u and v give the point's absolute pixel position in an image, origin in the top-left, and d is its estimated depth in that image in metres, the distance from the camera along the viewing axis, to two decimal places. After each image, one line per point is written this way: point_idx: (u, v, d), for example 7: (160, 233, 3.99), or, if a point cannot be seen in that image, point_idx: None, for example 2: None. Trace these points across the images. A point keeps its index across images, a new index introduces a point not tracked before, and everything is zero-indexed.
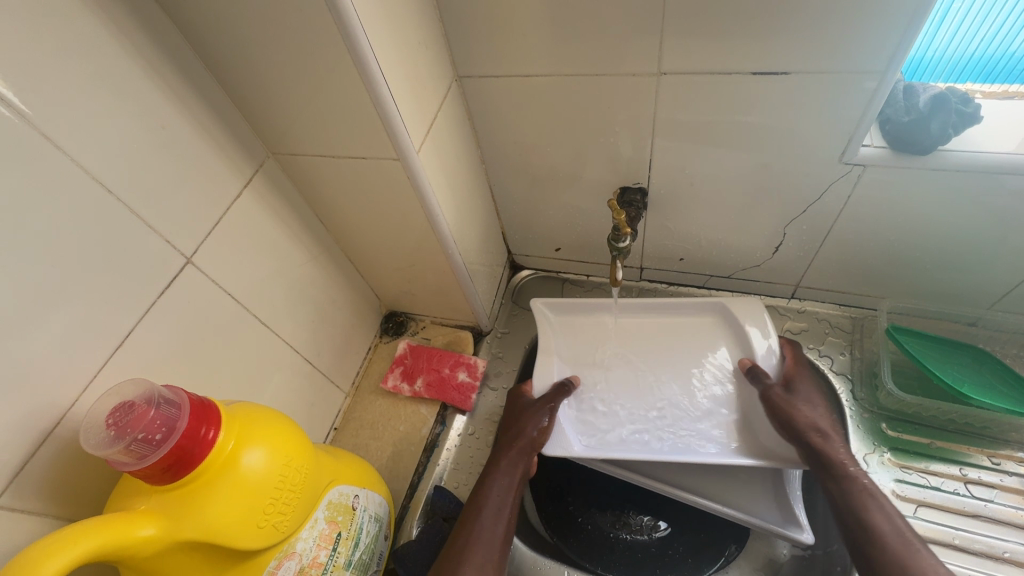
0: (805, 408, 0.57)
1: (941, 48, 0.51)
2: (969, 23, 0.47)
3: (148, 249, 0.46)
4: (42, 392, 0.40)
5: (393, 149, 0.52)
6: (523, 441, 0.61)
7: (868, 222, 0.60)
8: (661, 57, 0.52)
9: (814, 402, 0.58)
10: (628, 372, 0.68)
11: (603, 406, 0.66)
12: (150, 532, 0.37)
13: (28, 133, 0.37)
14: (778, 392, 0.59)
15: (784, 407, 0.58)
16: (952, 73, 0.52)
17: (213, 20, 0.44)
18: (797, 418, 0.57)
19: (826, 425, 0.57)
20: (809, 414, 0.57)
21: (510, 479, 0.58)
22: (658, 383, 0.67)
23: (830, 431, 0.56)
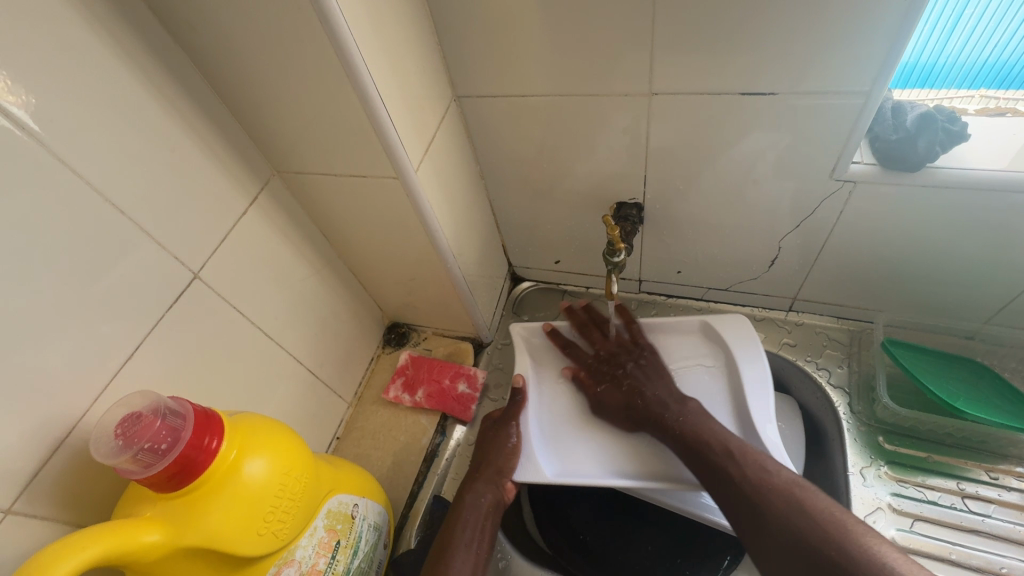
0: (634, 378, 0.65)
1: (953, 55, 0.50)
2: (982, 28, 0.47)
3: (158, 264, 0.49)
4: (56, 403, 0.42)
5: (392, 168, 0.54)
6: (487, 471, 0.62)
7: (861, 237, 0.61)
8: (651, 77, 0.54)
9: (648, 373, 0.65)
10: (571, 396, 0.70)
11: (560, 421, 0.68)
12: (155, 538, 0.39)
13: (46, 157, 0.39)
14: (602, 381, 0.67)
15: (613, 394, 0.65)
16: (965, 80, 0.52)
17: (221, 48, 0.47)
18: (625, 399, 0.64)
19: (664, 395, 0.62)
20: (636, 398, 0.63)
21: (477, 512, 0.58)
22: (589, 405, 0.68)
23: (659, 390, 0.62)
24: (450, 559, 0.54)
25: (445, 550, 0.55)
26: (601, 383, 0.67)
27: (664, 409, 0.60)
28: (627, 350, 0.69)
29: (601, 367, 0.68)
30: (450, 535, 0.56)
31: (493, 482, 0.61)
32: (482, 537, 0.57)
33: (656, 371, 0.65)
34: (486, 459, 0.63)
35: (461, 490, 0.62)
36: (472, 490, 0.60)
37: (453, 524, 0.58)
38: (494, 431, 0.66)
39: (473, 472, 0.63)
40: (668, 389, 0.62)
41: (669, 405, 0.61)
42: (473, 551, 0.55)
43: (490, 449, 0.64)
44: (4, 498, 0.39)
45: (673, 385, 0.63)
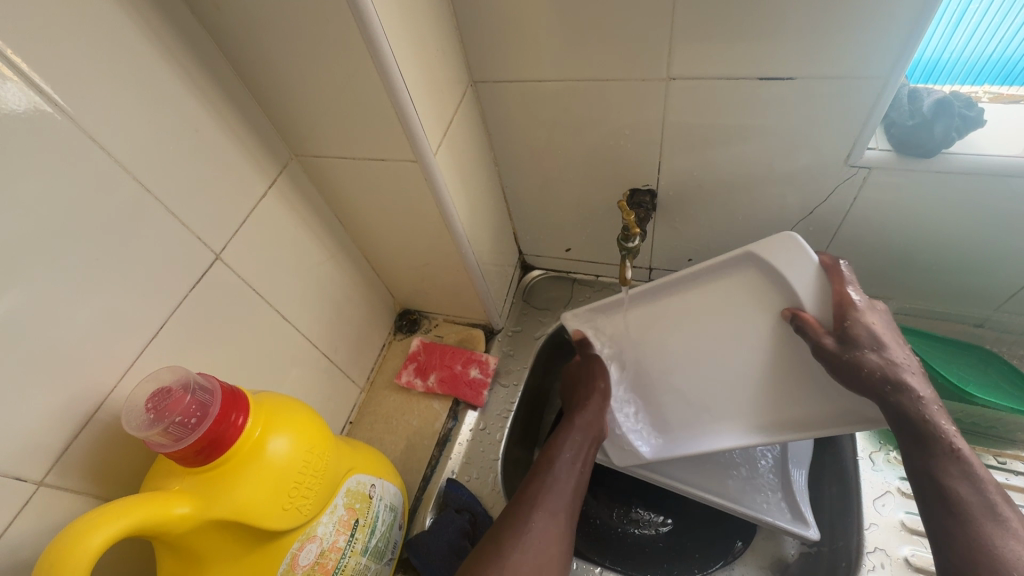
0: (871, 352, 0.44)
1: (958, 50, 0.51)
2: (987, 24, 0.48)
3: (181, 245, 0.49)
4: (83, 379, 0.43)
5: (411, 151, 0.54)
6: (579, 430, 0.61)
7: (873, 225, 0.61)
8: (670, 62, 0.54)
9: (880, 338, 0.44)
10: (654, 357, 0.62)
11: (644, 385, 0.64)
12: (185, 511, 0.40)
13: (75, 136, 0.40)
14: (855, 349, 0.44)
15: (848, 363, 0.44)
16: (970, 75, 0.53)
17: (244, 29, 0.47)
18: (855, 369, 0.44)
19: (899, 366, 0.43)
20: (870, 361, 0.44)
21: (566, 472, 0.57)
22: (681, 363, 0.60)
23: (905, 365, 0.43)
24: (534, 513, 0.52)
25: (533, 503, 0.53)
26: (848, 346, 0.45)
27: (901, 385, 0.43)
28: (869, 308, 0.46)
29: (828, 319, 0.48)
30: (536, 494, 0.55)
31: (583, 443, 0.61)
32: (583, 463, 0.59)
33: (894, 333, 0.45)
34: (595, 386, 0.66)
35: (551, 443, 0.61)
36: (561, 446, 0.60)
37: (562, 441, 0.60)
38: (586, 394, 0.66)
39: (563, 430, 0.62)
40: (914, 365, 0.44)
41: (913, 381, 0.43)
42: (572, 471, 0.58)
43: (580, 410, 0.64)
44: (36, 470, 0.40)
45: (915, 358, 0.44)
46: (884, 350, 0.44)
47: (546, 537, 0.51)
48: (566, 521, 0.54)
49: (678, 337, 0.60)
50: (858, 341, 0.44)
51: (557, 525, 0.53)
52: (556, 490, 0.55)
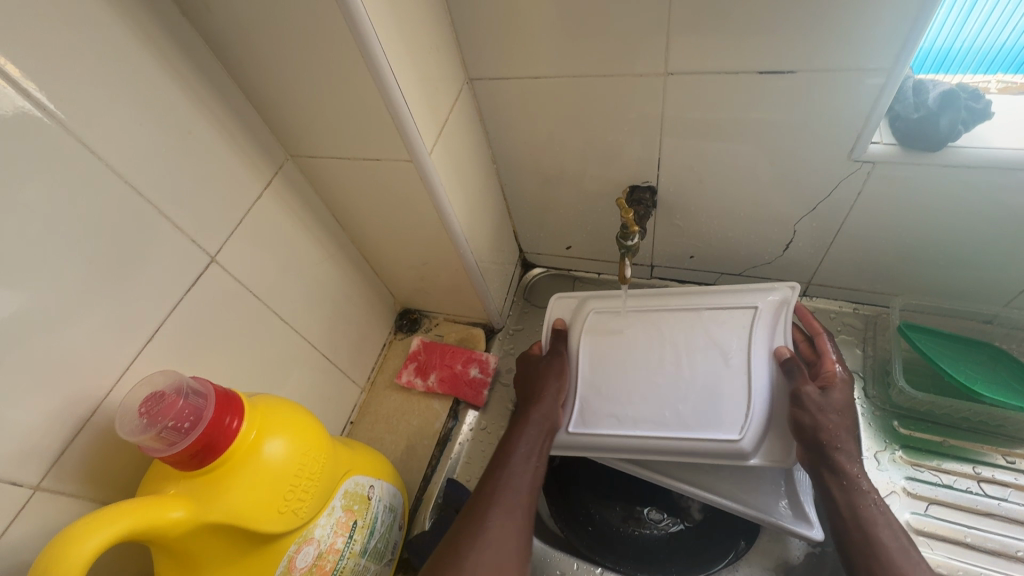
0: (833, 414, 0.52)
1: (969, 39, 0.50)
2: (1000, 10, 0.46)
3: (176, 248, 0.49)
4: (78, 384, 0.43)
5: (405, 150, 0.54)
6: (532, 421, 0.59)
7: (879, 220, 0.60)
8: (668, 57, 0.53)
9: (826, 407, 0.52)
10: (641, 399, 0.59)
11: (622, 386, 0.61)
12: (179, 515, 0.40)
13: (66, 140, 0.40)
14: (818, 396, 0.53)
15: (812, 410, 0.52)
16: (981, 64, 0.51)
17: (234, 30, 0.46)
18: (818, 421, 0.51)
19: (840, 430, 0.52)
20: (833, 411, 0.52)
21: (522, 475, 0.54)
22: (669, 355, 0.60)
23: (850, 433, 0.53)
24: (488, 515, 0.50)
25: (490, 497, 0.52)
26: (822, 396, 0.53)
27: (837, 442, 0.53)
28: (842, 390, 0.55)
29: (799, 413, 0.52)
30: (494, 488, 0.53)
31: (534, 438, 0.58)
32: (532, 453, 0.57)
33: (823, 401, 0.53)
34: (543, 389, 0.62)
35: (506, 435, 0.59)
36: (519, 436, 0.58)
37: (513, 436, 0.58)
38: (541, 371, 0.64)
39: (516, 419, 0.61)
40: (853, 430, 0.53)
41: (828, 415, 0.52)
42: (522, 472, 0.55)
43: (535, 390, 0.62)
44: (32, 474, 0.40)
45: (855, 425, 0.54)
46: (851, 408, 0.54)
47: (506, 540, 0.49)
48: (523, 520, 0.51)
49: (665, 359, 0.60)
50: (828, 403, 0.52)
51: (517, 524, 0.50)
52: (508, 491, 0.53)
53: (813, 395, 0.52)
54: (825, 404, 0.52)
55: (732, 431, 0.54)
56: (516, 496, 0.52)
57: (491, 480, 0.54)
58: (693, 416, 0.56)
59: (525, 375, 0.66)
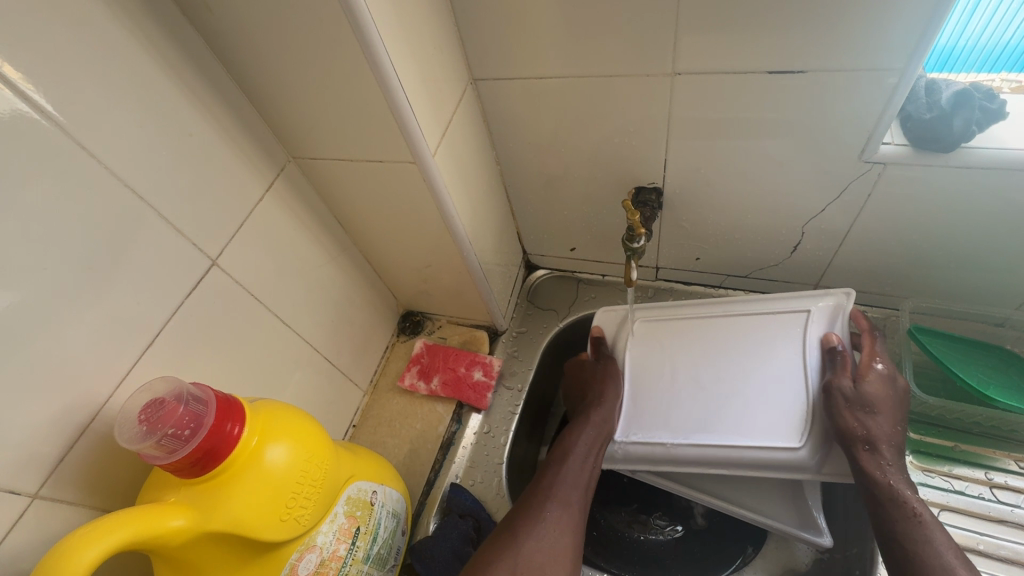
0: (863, 412, 0.49)
1: (972, 38, 0.49)
2: (1003, 9, 0.45)
3: (177, 252, 0.48)
4: (78, 390, 0.42)
5: (409, 152, 0.53)
6: (592, 422, 0.61)
7: (889, 222, 0.59)
8: (676, 57, 0.52)
9: (865, 407, 0.50)
10: (687, 401, 0.59)
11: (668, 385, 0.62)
12: (180, 523, 0.39)
13: (65, 142, 0.39)
14: (850, 387, 0.51)
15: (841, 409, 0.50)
16: (985, 63, 0.51)
17: (235, 30, 0.46)
18: (841, 417, 0.49)
19: (880, 432, 0.49)
20: (868, 408, 0.49)
21: (578, 472, 0.58)
22: (711, 360, 0.60)
23: (884, 438, 0.49)
24: (543, 509, 0.54)
25: (548, 491, 0.55)
26: (857, 392, 0.50)
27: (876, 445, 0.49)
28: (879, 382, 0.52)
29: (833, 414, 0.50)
30: (551, 485, 0.56)
31: (593, 437, 0.60)
32: (591, 456, 0.59)
33: (867, 398, 0.50)
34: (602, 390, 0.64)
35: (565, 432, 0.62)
36: (577, 436, 0.60)
37: (572, 435, 0.61)
38: (596, 375, 0.67)
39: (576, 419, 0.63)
40: (891, 436, 0.49)
41: (869, 414, 0.49)
42: (580, 469, 0.58)
43: (595, 391, 0.65)
44: (30, 483, 0.39)
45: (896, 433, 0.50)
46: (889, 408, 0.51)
47: (557, 532, 0.53)
48: (577, 514, 0.55)
49: (705, 363, 0.60)
50: (857, 398, 0.50)
51: (570, 519, 0.54)
52: (565, 484, 0.56)
53: (841, 393, 0.50)
54: (855, 400, 0.50)
55: (783, 439, 0.52)
56: (572, 491, 0.56)
57: (550, 476, 0.57)
58: (735, 418, 0.55)
59: (582, 378, 0.69)
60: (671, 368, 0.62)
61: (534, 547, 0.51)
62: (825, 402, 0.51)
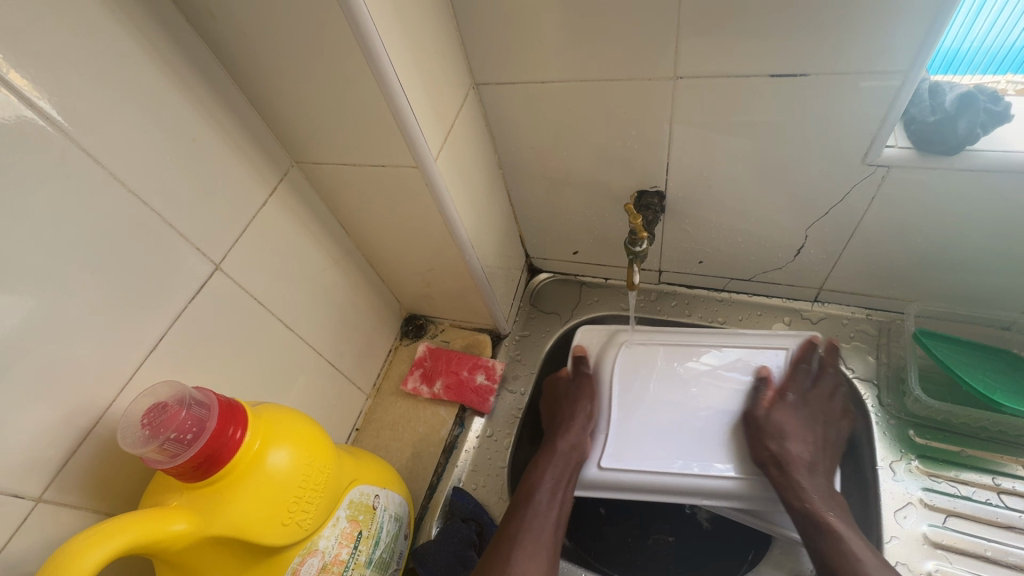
0: (774, 439, 0.59)
1: (977, 40, 0.49)
2: (1010, 10, 0.45)
3: (180, 256, 0.49)
4: (81, 394, 0.42)
5: (411, 157, 0.53)
6: (559, 453, 0.63)
7: (894, 225, 0.59)
8: (677, 60, 0.52)
9: (780, 435, 0.59)
10: (642, 433, 0.64)
11: (643, 417, 0.65)
12: (182, 528, 0.39)
13: (69, 148, 0.39)
14: (764, 413, 0.62)
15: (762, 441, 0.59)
16: (991, 65, 0.50)
17: (238, 35, 0.46)
18: (760, 447, 0.59)
19: (795, 456, 0.58)
20: (779, 439, 0.59)
21: (546, 510, 0.58)
22: (668, 387, 0.66)
23: (798, 461, 0.58)
24: (510, 556, 0.54)
25: (512, 534, 0.56)
26: (773, 420, 0.61)
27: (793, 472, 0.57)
28: (789, 412, 0.61)
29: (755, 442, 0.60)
30: (516, 525, 0.56)
31: (563, 466, 0.62)
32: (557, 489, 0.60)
33: (780, 424, 0.60)
34: (574, 413, 0.67)
35: (533, 463, 0.63)
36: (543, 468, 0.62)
37: (541, 470, 0.62)
38: (571, 393, 0.69)
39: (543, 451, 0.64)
40: (806, 459, 0.58)
41: (788, 442, 0.59)
42: (548, 504, 0.59)
43: (567, 412, 0.67)
44: (33, 486, 0.40)
45: (809, 454, 0.59)
46: (801, 424, 0.61)
47: None
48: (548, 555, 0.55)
49: (663, 390, 0.66)
50: (769, 425, 0.60)
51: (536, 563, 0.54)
52: (532, 528, 0.56)
53: (767, 423, 0.60)
54: (769, 427, 0.60)
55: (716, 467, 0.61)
56: (541, 533, 0.56)
57: (514, 517, 0.57)
58: (686, 448, 0.62)
59: (558, 397, 0.71)
60: (639, 393, 0.67)
61: (520, 574, 0.52)
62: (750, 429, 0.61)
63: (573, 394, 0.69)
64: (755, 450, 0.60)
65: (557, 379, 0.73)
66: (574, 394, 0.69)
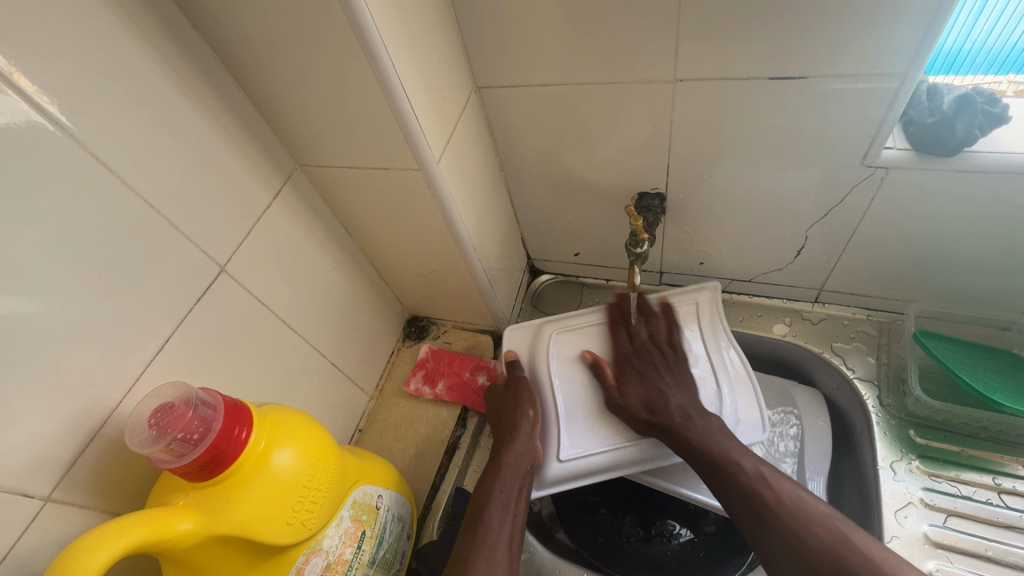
0: (648, 400, 0.60)
1: (979, 40, 0.49)
2: (1011, 11, 0.45)
3: (185, 258, 0.49)
4: (89, 395, 0.43)
5: (414, 160, 0.54)
6: (511, 463, 0.58)
7: (893, 226, 0.59)
8: (676, 63, 0.52)
9: (654, 390, 0.60)
10: (573, 426, 0.62)
11: (589, 414, 0.63)
12: (188, 527, 0.40)
13: (77, 151, 0.40)
14: (617, 396, 0.62)
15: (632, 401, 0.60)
16: (992, 64, 0.51)
17: (243, 40, 0.47)
18: (654, 411, 0.59)
19: (682, 407, 0.58)
20: (659, 400, 0.59)
21: (504, 518, 0.54)
22: (572, 374, 0.66)
23: (692, 412, 0.58)
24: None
25: (468, 553, 0.51)
26: (648, 381, 0.61)
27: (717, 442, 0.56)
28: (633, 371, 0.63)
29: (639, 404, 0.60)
30: (472, 541, 0.52)
31: (519, 472, 0.58)
32: (515, 499, 0.56)
33: (642, 380, 0.61)
34: (520, 416, 0.62)
35: (485, 475, 0.58)
36: (498, 480, 0.57)
37: (493, 485, 0.56)
38: (508, 397, 0.65)
39: (495, 463, 0.59)
40: (694, 406, 0.59)
41: (660, 396, 0.59)
42: (504, 520, 0.54)
43: (509, 415, 0.63)
44: (42, 486, 0.40)
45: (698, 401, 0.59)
46: (651, 386, 0.61)
47: None
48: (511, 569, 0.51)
49: (567, 376, 0.66)
50: (625, 398, 0.61)
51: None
52: (490, 544, 0.51)
53: (634, 386, 0.61)
54: (623, 400, 0.61)
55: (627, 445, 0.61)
56: (501, 547, 0.52)
57: (468, 539, 0.52)
58: (602, 428, 0.62)
59: (495, 404, 0.66)
60: (567, 391, 0.64)
61: None
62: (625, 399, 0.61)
63: (507, 396, 0.65)
64: (645, 414, 0.59)
65: (492, 388, 0.68)
66: (519, 398, 0.64)
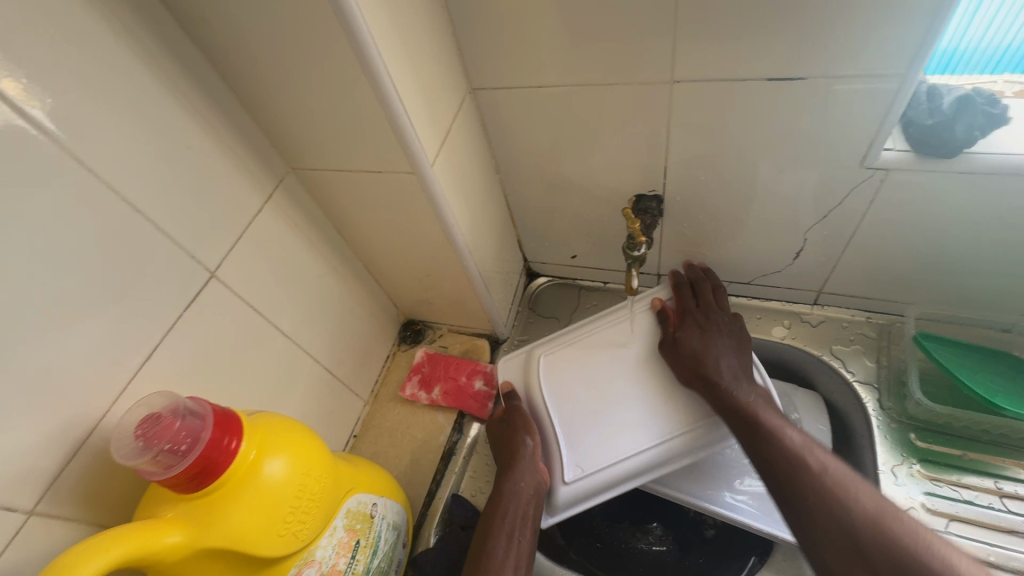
0: (700, 358, 0.57)
1: (974, 41, 0.49)
2: (1007, 10, 0.45)
3: (174, 264, 0.48)
4: (74, 405, 0.42)
5: (407, 162, 0.53)
6: (511, 497, 0.57)
7: (892, 228, 0.59)
8: (673, 64, 0.52)
9: (706, 347, 0.58)
10: (587, 438, 0.60)
11: (601, 420, 0.61)
12: (176, 539, 0.39)
13: (61, 157, 0.39)
14: (672, 343, 0.61)
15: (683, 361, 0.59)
16: (988, 65, 0.51)
17: (232, 42, 0.46)
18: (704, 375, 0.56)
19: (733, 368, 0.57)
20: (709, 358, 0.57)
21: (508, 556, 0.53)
22: (583, 364, 0.65)
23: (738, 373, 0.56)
24: None
25: None
26: (692, 340, 0.59)
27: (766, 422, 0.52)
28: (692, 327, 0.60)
29: (685, 366, 0.58)
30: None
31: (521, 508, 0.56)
32: (519, 533, 0.55)
33: (712, 340, 0.59)
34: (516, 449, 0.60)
35: (486, 512, 0.57)
36: (498, 520, 0.55)
37: (492, 523, 0.55)
38: (507, 428, 0.63)
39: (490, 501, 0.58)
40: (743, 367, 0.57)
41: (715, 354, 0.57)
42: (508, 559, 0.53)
43: (507, 444, 0.62)
44: (25, 499, 0.39)
45: (739, 364, 0.58)
46: (708, 342, 0.58)
47: None
48: None
49: (583, 368, 0.64)
50: (686, 350, 0.59)
51: None
52: None
53: (690, 340, 0.59)
54: (682, 353, 0.59)
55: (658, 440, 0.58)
56: None
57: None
58: (628, 425, 0.59)
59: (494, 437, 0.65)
60: (572, 411, 0.62)
61: None
62: (677, 362, 0.59)
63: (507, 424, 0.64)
64: (694, 378, 0.57)
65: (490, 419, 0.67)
66: (510, 428, 0.63)
